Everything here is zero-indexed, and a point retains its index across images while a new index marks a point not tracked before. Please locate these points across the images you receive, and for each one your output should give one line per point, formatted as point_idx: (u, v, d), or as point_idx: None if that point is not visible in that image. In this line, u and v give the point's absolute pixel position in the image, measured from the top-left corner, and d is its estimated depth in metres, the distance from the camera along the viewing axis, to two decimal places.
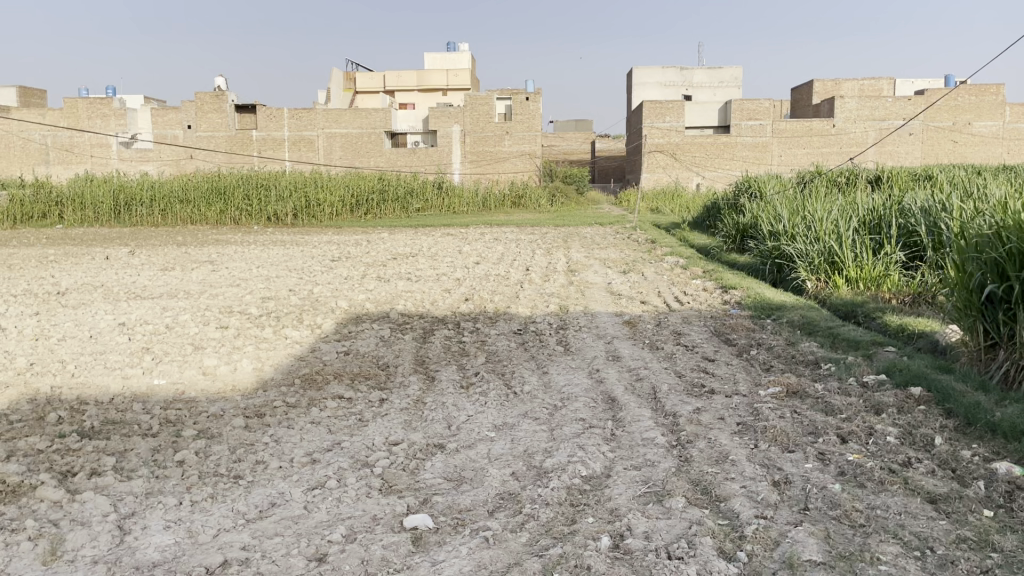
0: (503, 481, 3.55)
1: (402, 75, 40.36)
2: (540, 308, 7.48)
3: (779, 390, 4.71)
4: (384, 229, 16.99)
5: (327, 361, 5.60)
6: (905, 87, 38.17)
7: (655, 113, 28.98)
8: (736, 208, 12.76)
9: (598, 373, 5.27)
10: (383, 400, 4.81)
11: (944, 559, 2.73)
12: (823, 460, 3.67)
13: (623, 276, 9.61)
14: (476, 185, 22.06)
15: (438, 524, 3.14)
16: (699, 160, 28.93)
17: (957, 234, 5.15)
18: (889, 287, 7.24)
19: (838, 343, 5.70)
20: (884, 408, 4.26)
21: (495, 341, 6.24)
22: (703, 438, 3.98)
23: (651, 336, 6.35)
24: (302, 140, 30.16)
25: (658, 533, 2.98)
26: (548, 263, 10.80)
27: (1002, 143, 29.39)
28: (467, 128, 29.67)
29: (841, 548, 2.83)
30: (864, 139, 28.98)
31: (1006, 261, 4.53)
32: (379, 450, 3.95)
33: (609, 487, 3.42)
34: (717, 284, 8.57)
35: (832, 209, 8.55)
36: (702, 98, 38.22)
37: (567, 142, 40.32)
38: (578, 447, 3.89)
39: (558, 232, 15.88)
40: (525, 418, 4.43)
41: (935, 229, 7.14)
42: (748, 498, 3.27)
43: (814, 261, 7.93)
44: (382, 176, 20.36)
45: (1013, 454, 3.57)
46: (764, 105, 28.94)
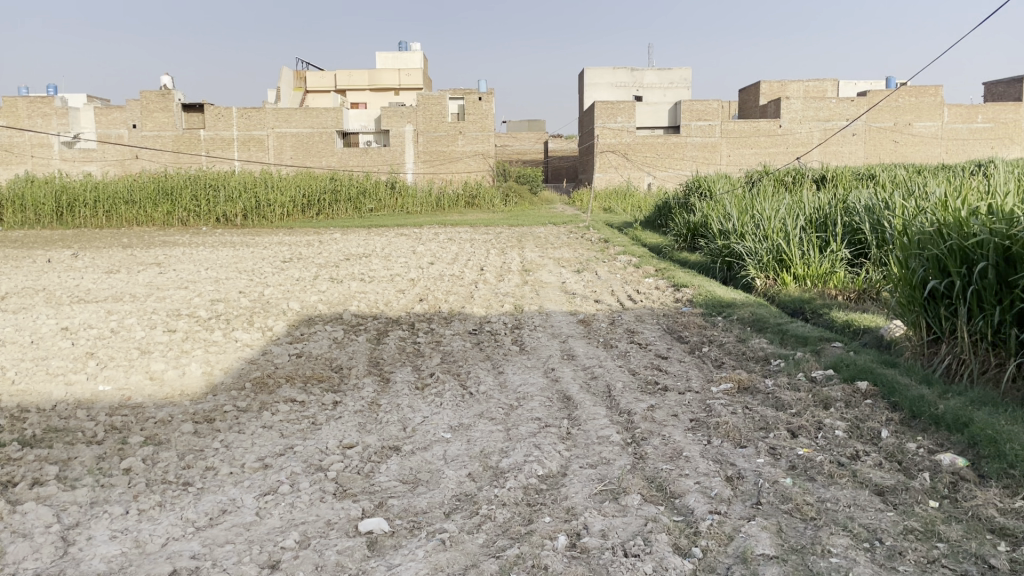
0: (459, 482, 3.53)
1: (352, 74, 40.03)
2: (494, 308, 7.46)
3: (730, 386, 4.79)
4: (335, 229, 16.81)
5: (278, 364, 5.52)
6: (846, 88, 39.10)
7: (606, 113, 29.13)
8: (686, 207, 12.92)
9: (553, 373, 5.27)
10: (337, 402, 4.76)
11: (892, 550, 2.79)
12: (774, 455, 3.73)
13: (576, 275, 9.65)
14: (429, 185, 21.98)
15: (394, 528, 3.11)
16: (650, 161, 29.22)
17: (900, 231, 5.29)
18: (836, 283, 7.38)
19: (787, 339, 5.81)
20: (832, 403, 4.35)
21: (450, 341, 6.21)
22: (657, 435, 4.01)
23: (605, 334, 6.37)
24: (251, 139, 29.68)
25: (614, 530, 3.00)
26: (502, 263, 10.80)
27: (941, 143, 30.26)
28: (419, 128, 29.51)
29: (792, 541, 2.88)
30: (809, 139, 29.64)
31: (947, 256, 4.66)
32: (332, 454, 3.90)
33: (565, 486, 3.43)
34: (669, 283, 8.63)
35: (780, 208, 8.71)
36: (653, 98, 38.68)
37: (520, 142, 40.36)
38: (534, 446, 3.89)
39: (511, 231, 15.91)
40: (481, 418, 4.41)
41: (878, 228, 7.30)
42: (701, 494, 3.30)
43: (763, 259, 8.06)
44: (334, 175, 20.14)
45: (956, 446, 3.66)
46: (713, 106, 29.33)
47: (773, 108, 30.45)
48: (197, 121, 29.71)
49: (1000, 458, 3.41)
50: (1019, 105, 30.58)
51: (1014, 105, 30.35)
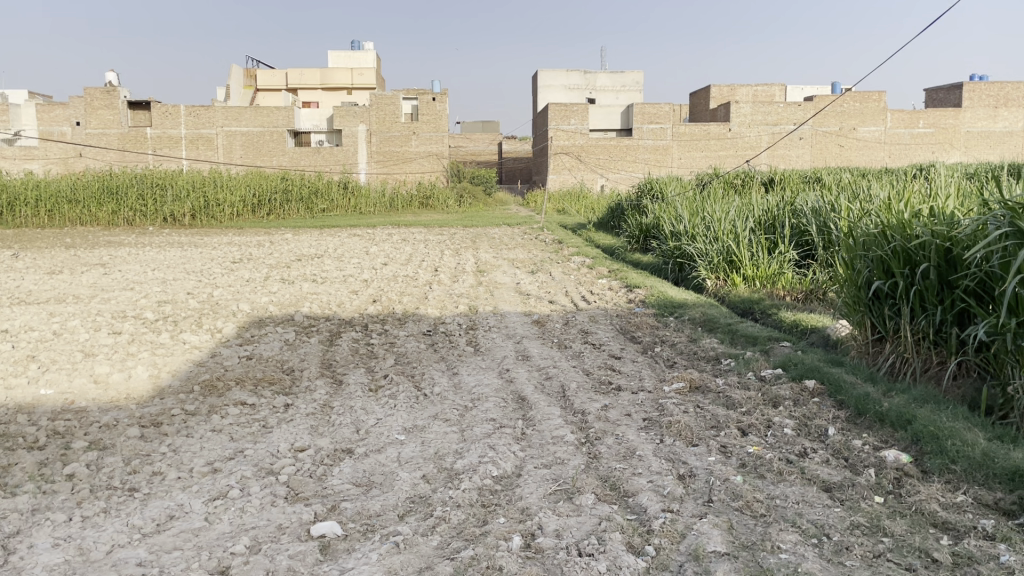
0: (413, 484, 3.51)
1: (304, 73, 39.57)
2: (449, 309, 7.46)
3: (683, 386, 4.84)
4: (287, 230, 16.60)
5: (228, 366, 5.42)
6: (794, 93, 39.99)
7: (559, 115, 29.27)
8: (638, 208, 13.07)
9: (507, 373, 5.28)
10: (289, 405, 4.69)
11: (839, 545, 2.85)
12: (725, 453, 3.78)
13: (530, 275, 9.70)
14: (382, 186, 21.87)
15: (347, 532, 3.08)
16: (603, 163, 29.44)
17: (846, 233, 5.41)
18: (784, 284, 7.52)
19: (738, 339, 5.90)
20: (781, 401, 4.43)
21: (403, 342, 6.18)
22: (611, 434, 4.04)
23: (559, 335, 6.40)
24: (200, 138, 29.13)
25: (568, 530, 3.01)
26: (456, 263, 10.80)
27: (884, 148, 31.05)
28: (372, 127, 29.31)
29: (743, 538, 2.92)
30: (758, 142, 30.20)
31: (891, 257, 4.78)
32: (283, 457, 3.85)
33: (519, 487, 3.43)
34: (622, 284, 8.71)
35: (730, 209, 8.85)
36: (606, 100, 39.04)
37: (474, 143, 40.36)
38: (489, 447, 3.89)
39: (465, 232, 15.93)
40: (435, 419, 4.39)
41: (825, 230, 7.47)
42: (654, 493, 3.33)
43: (713, 260, 8.17)
44: (285, 174, 19.88)
45: (900, 442, 3.76)
46: (665, 109, 29.66)
47: (723, 111, 30.92)
48: (144, 119, 29.06)
49: (942, 454, 3.51)
50: (957, 111, 31.61)
51: (953, 111, 31.37)
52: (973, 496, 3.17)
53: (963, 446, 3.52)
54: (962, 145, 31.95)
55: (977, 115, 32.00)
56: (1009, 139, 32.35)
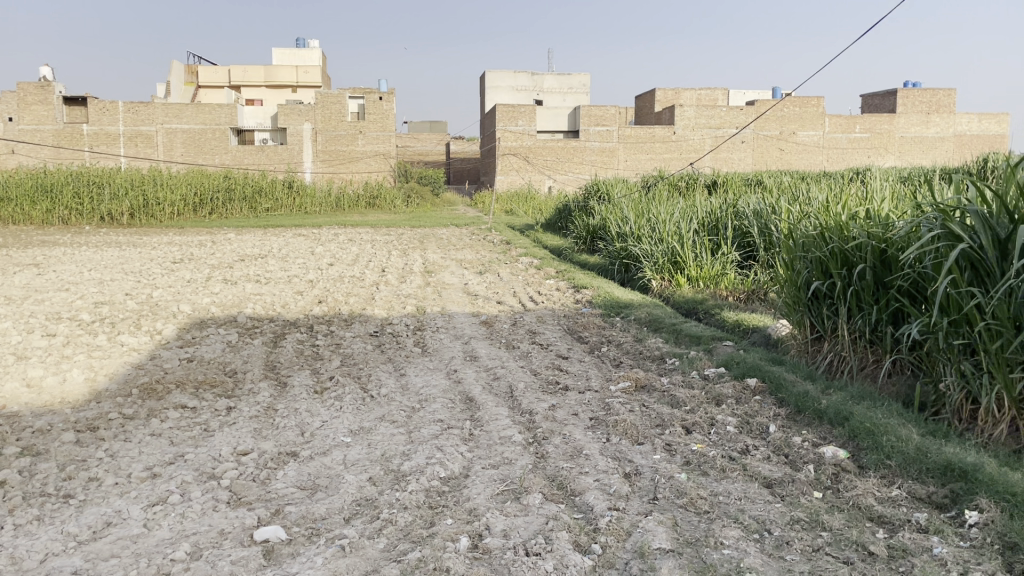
0: (359, 487, 3.47)
1: (248, 71, 38.88)
2: (396, 310, 7.41)
3: (629, 386, 4.89)
4: (230, 229, 16.32)
5: (168, 369, 5.30)
6: (737, 98, 40.82)
7: (507, 116, 29.32)
8: (585, 209, 13.18)
9: (455, 374, 5.27)
10: (231, 408, 4.61)
11: (780, 540, 2.91)
12: (670, 451, 3.84)
13: (478, 276, 9.72)
14: (328, 185, 21.66)
15: (291, 536, 3.03)
16: (550, 164, 29.58)
17: (787, 234, 5.54)
18: (726, 284, 7.67)
19: (682, 339, 5.99)
20: (723, 399, 4.51)
21: (349, 344, 6.11)
22: (558, 434, 4.06)
23: (507, 335, 6.41)
24: (139, 135, 28.39)
25: (516, 530, 3.02)
26: (403, 264, 10.76)
27: (822, 152, 31.88)
28: (318, 126, 28.95)
29: (687, 535, 2.97)
30: (701, 146, 30.74)
31: (829, 259, 4.91)
32: (226, 461, 3.78)
33: (467, 487, 3.43)
34: (569, 284, 8.77)
35: (674, 211, 8.98)
36: (553, 102, 39.29)
37: (422, 143, 40.19)
38: (436, 448, 3.87)
39: (412, 232, 15.89)
40: (382, 421, 4.36)
41: (765, 231, 7.62)
42: (601, 491, 3.36)
43: (659, 261, 8.27)
44: (228, 172, 19.50)
45: (838, 438, 3.85)
46: (611, 112, 29.92)
47: (668, 114, 31.36)
48: (80, 115, 28.19)
49: (878, 450, 3.61)
50: (892, 117, 32.63)
51: (888, 116, 32.38)
52: (907, 490, 3.27)
53: (897, 441, 3.63)
54: (896, 150, 33.00)
55: (910, 121, 33.06)
56: (941, 144, 33.50)
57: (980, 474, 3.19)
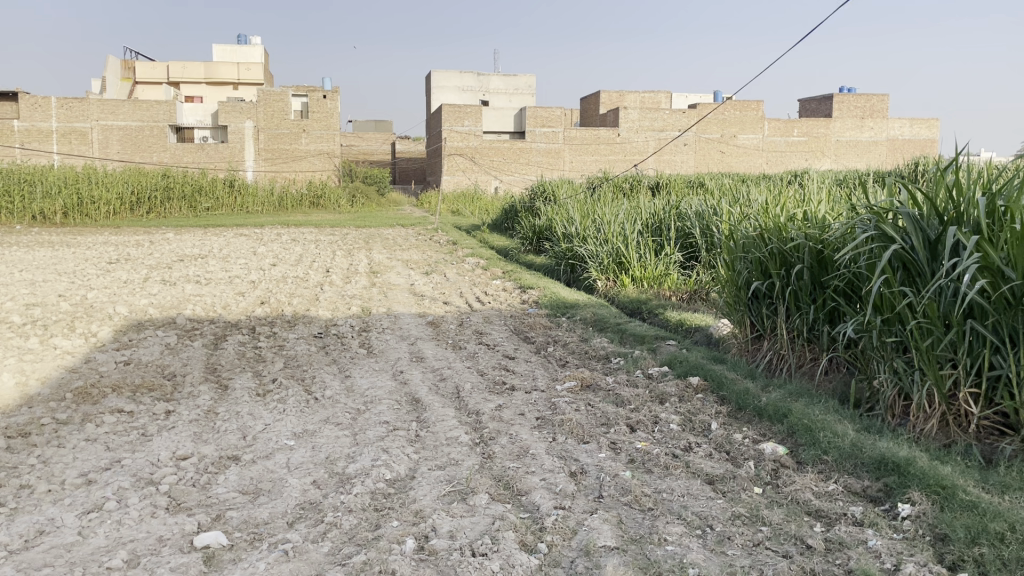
0: (303, 490, 3.43)
1: (187, 67, 38.19)
2: (341, 311, 7.33)
3: (574, 385, 4.92)
4: (169, 229, 15.93)
5: (104, 372, 5.16)
6: (679, 101, 41.48)
7: (453, 116, 29.22)
8: (531, 210, 13.23)
9: (401, 375, 5.24)
10: (170, 412, 4.50)
11: (721, 535, 2.97)
12: (615, 449, 3.88)
13: (424, 276, 9.69)
14: (270, 185, 21.34)
15: (232, 541, 2.98)
16: (496, 165, 29.58)
17: (728, 236, 5.65)
18: (669, 284, 7.79)
19: (626, 338, 6.06)
20: (667, 397, 4.58)
21: (293, 345, 6.03)
22: (504, 434, 4.07)
23: (453, 336, 6.41)
24: (73, 131, 27.58)
25: (462, 531, 3.01)
26: (348, 264, 10.65)
27: (761, 155, 32.59)
28: (260, 124, 28.49)
29: (631, 532, 3.01)
30: (645, 148, 31.19)
31: (769, 260, 5.02)
32: (164, 466, 3.69)
33: (413, 489, 3.41)
34: (515, 285, 8.81)
35: (619, 212, 9.08)
36: (499, 103, 39.36)
37: (367, 142, 39.78)
38: (382, 450, 3.85)
39: (357, 232, 15.75)
40: (326, 423, 4.31)
41: (707, 232, 7.75)
42: (547, 490, 3.38)
43: (604, 262, 8.34)
44: (166, 171, 19.04)
45: (777, 434, 3.94)
46: (556, 113, 30.08)
47: (612, 116, 31.69)
48: (9, 110, 27.17)
49: (815, 446, 3.70)
50: (828, 121, 33.55)
51: (824, 121, 33.28)
52: (844, 484, 3.36)
53: (834, 437, 3.72)
54: (832, 153, 33.96)
55: (845, 126, 34.05)
56: (874, 148, 34.57)
57: (912, 467, 3.29)
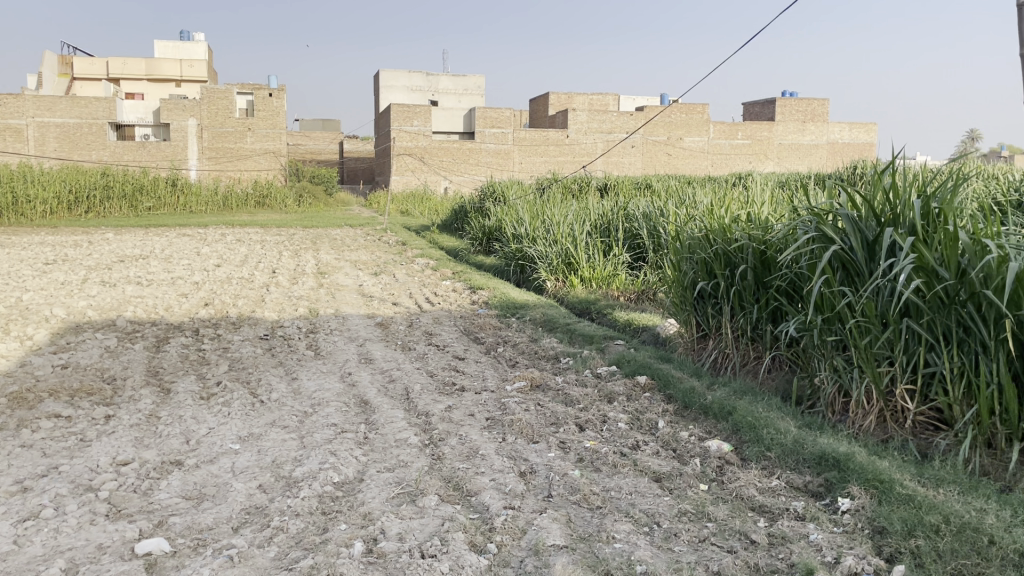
0: (249, 494, 3.38)
1: (128, 63, 37.33)
2: (287, 312, 7.23)
3: (524, 385, 4.94)
4: (110, 229, 15.54)
5: (39, 376, 5.00)
6: (626, 104, 41.95)
7: (402, 116, 29.02)
8: (480, 210, 13.24)
9: (349, 377, 5.19)
10: (110, 416, 4.39)
11: (668, 532, 3.01)
12: (564, 449, 3.90)
13: (373, 277, 9.62)
14: (215, 184, 20.96)
15: (175, 547, 2.92)
16: (446, 165, 29.46)
17: (674, 236, 5.73)
18: (618, 285, 7.86)
19: (575, 338, 6.10)
20: (615, 397, 4.62)
21: (238, 347, 5.93)
22: (454, 435, 4.06)
23: (403, 337, 6.38)
24: (7, 128, 26.72)
25: (411, 533, 3.00)
26: (296, 265, 10.52)
27: (707, 157, 33.13)
28: (203, 122, 27.98)
29: (580, 531, 3.03)
30: (593, 149, 31.47)
31: (714, 260, 5.11)
32: (104, 472, 3.60)
33: (361, 491, 3.38)
34: (465, 285, 8.80)
35: (568, 213, 9.14)
36: (449, 103, 39.28)
37: (314, 141, 39.28)
38: (330, 453, 3.81)
39: (304, 233, 15.55)
40: (273, 427, 4.25)
41: (654, 233, 7.86)
42: (496, 490, 3.39)
43: (553, 262, 8.38)
44: (105, 169, 18.56)
45: (723, 432, 4.01)
46: (506, 114, 30.13)
47: (561, 118, 31.87)
48: None
49: (759, 443, 3.77)
50: (771, 125, 34.32)
51: (767, 124, 33.99)
52: (786, 480, 3.43)
53: (778, 434, 3.80)
54: (775, 156, 34.69)
55: (787, 129, 34.89)
56: (815, 151, 35.41)
57: (851, 463, 3.38)
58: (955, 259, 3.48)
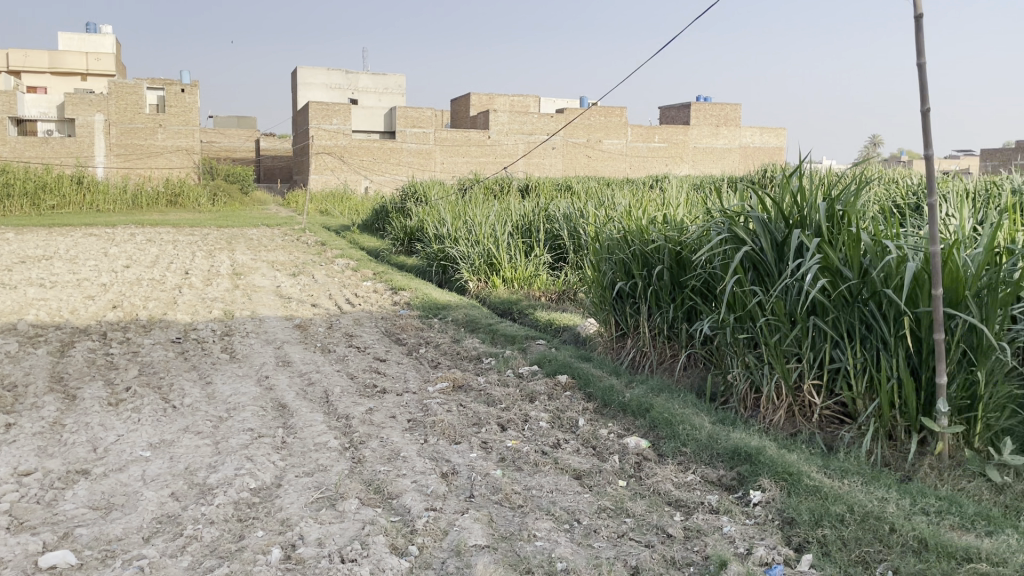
0: (160, 503, 3.27)
1: (29, 54, 35.64)
2: (201, 314, 7.02)
3: (446, 386, 4.94)
4: (9, 228, 14.82)
5: None
6: (547, 106, 42.38)
7: (321, 114, 28.66)
8: (401, 211, 13.16)
9: (266, 381, 5.08)
10: (10, 425, 4.18)
11: (588, 529, 3.06)
12: (486, 449, 3.91)
13: (291, 278, 9.44)
14: (123, 182, 20.21)
15: (82, 560, 2.81)
16: (366, 164, 29.07)
17: (593, 237, 5.82)
18: (539, 285, 7.94)
19: (497, 339, 6.12)
20: (536, 396, 4.66)
21: (149, 351, 5.73)
22: (375, 438, 4.03)
23: (322, 339, 6.28)
24: None
25: (331, 538, 2.96)
26: (210, 265, 10.23)
27: (625, 159, 33.72)
28: (111, 118, 26.93)
29: (501, 530, 3.05)
30: (514, 151, 31.66)
31: (632, 261, 5.21)
32: (5, 483, 3.43)
33: (279, 497, 3.32)
34: (386, 286, 8.73)
35: (489, 214, 9.17)
36: (369, 102, 38.91)
37: (229, 139, 38.25)
38: (246, 458, 3.72)
39: (218, 232, 15.17)
40: (186, 433, 4.13)
41: (575, 234, 7.97)
42: (418, 492, 3.37)
43: (475, 263, 8.38)
44: (4, 165, 17.71)
45: (641, 429, 4.09)
46: (427, 114, 29.97)
47: (482, 118, 31.95)
48: None
49: (675, 439, 3.87)
50: (686, 129, 35.18)
51: (683, 128, 34.84)
52: (701, 475, 3.53)
53: (692, 430, 3.91)
54: (690, 159, 35.60)
55: (702, 133, 35.82)
56: (728, 155, 36.48)
57: (763, 456, 3.49)
58: (859, 260, 3.64)
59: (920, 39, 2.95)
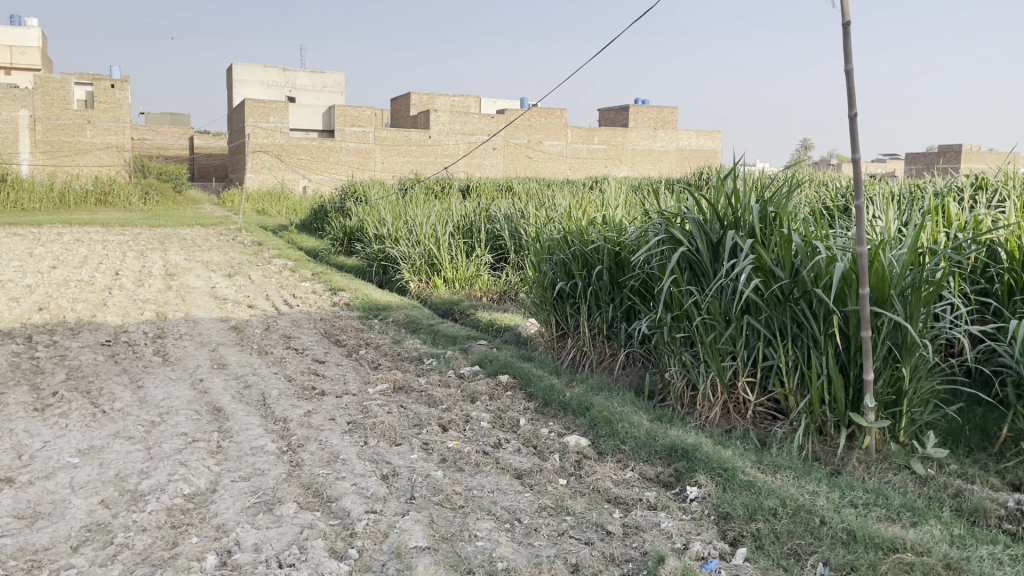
0: (89, 510, 3.17)
1: None
2: (132, 316, 6.83)
3: (387, 387, 4.91)
4: None
5: None
6: (488, 106, 42.41)
7: (258, 112, 28.23)
8: (340, 210, 13.03)
9: (201, 384, 4.97)
10: None
11: (528, 528, 3.07)
12: (426, 450, 3.90)
13: (227, 278, 9.25)
14: (49, 180, 19.51)
15: (5, 571, 2.71)
16: (304, 163, 28.63)
17: (534, 237, 5.85)
18: (480, 285, 7.95)
19: (438, 339, 6.11)
20: (478, 396, 4.66)
21: (77, 355, 5.55)
22: (314, 440, 3.98)
23: (259, 340, 6.17)
24: None
25: (268, 543, 2.92)
26: (141, 266, 9.96)
27: (565, 161, 33.98)
28: (37, 113, 25.94)
29: (442, 531, 3.04)
30: (455, 151, 31.65)
31: (572, 261, 5.26)
32: None
33: (214, 502, 3.26)
34: (325, 286, 8.62)
35: (430, 214, 9.13)
36: (307, 100, 38.43)
37: (162, 136, 37.28)
38: (180, 464, 3.64)
39: (150, 232, 14.80)
40: (117, 438, 4.01)
41: (515, 234, 8.01)
42: (357, 495, 3.34)
43: (416, 263, 8.34)
44: None
45: (581, 427, 4.13)
46: (367, 113, 29.67)
47: (423, 118, 31.84)
48: None
49: (614, 437, 3.92)
50: (625, 130, 35.61)
51: (621, 130, 35.25)
52: (639, 471, 3.59)
53: (631, 427, 3.96)
54: (628, 161, 36.08)
55: (640, 135, 36.36)
56: (665, 156, 37.07)
57: (699, 452, 3.57)
58: (790, 260, 3.75)
59: (847, 45, 3.05)
